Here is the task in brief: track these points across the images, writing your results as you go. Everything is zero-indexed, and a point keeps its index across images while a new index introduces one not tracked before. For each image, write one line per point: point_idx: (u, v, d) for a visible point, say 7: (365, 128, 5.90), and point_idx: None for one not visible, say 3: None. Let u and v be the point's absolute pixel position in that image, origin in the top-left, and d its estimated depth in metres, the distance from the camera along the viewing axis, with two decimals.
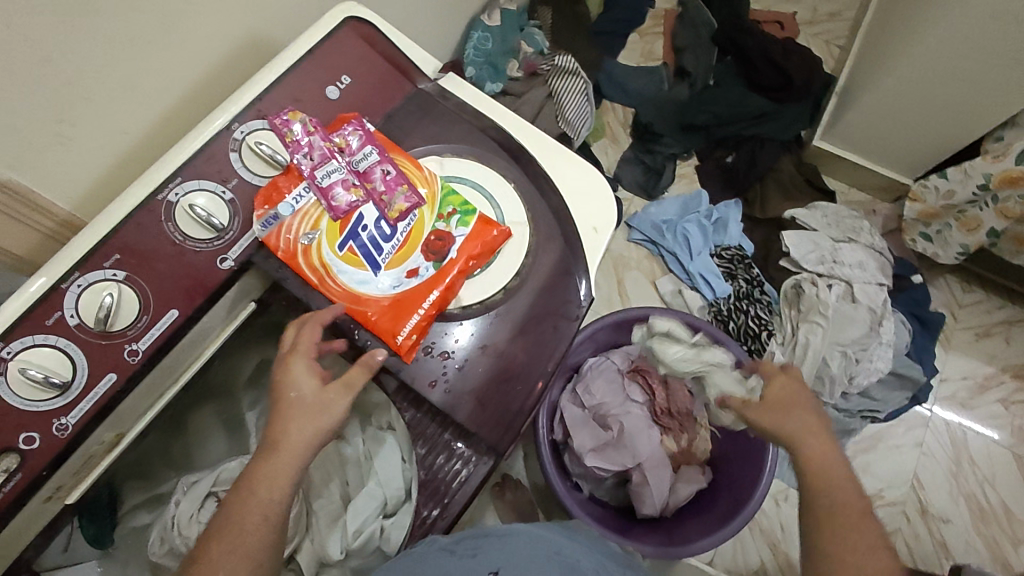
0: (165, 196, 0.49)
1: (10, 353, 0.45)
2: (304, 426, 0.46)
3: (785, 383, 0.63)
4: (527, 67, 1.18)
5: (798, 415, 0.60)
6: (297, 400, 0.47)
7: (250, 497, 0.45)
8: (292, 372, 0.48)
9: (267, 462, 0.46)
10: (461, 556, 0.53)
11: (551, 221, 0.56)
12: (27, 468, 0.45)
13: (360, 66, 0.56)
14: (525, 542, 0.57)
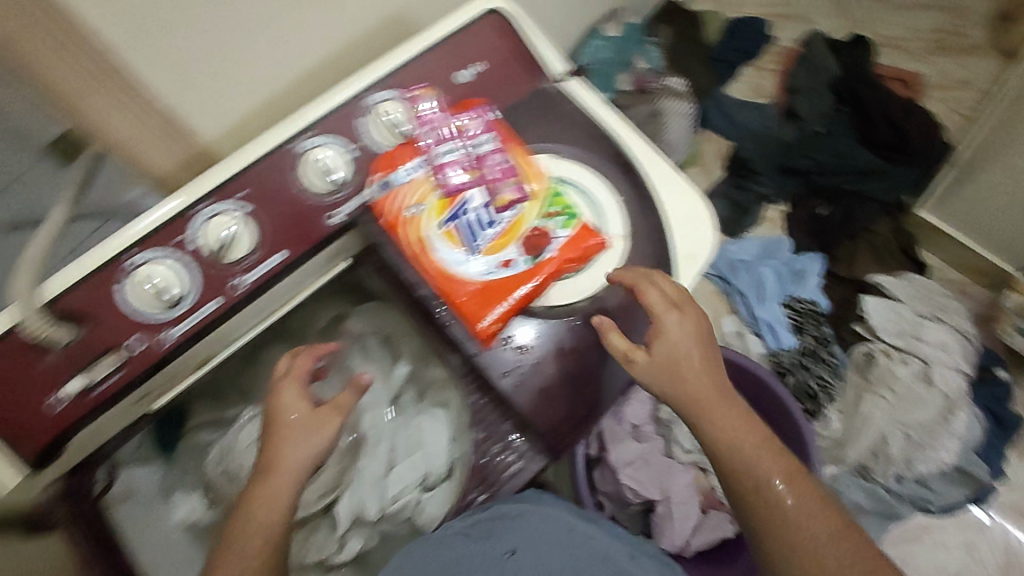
0: (295, 145, 0.52)
1: (135, 263, 0.48)
2: (298, 448, 0.51)
3: (678, 332, 0.50)
4: (638, 81, 1.17)
5: (690, 374, 0.50)
6: (290, 423, 0.52)
7: (251, 517, 0.49)
8: (282, 397, 0.53)
9: (266, 485, 0.50)
10: (476, 539, 0.54)
11: (651, 240, 0.56)
12: (128, 369, 0.49)
13: (494, 56, 0.57)
14: (539, 521, 0.56)
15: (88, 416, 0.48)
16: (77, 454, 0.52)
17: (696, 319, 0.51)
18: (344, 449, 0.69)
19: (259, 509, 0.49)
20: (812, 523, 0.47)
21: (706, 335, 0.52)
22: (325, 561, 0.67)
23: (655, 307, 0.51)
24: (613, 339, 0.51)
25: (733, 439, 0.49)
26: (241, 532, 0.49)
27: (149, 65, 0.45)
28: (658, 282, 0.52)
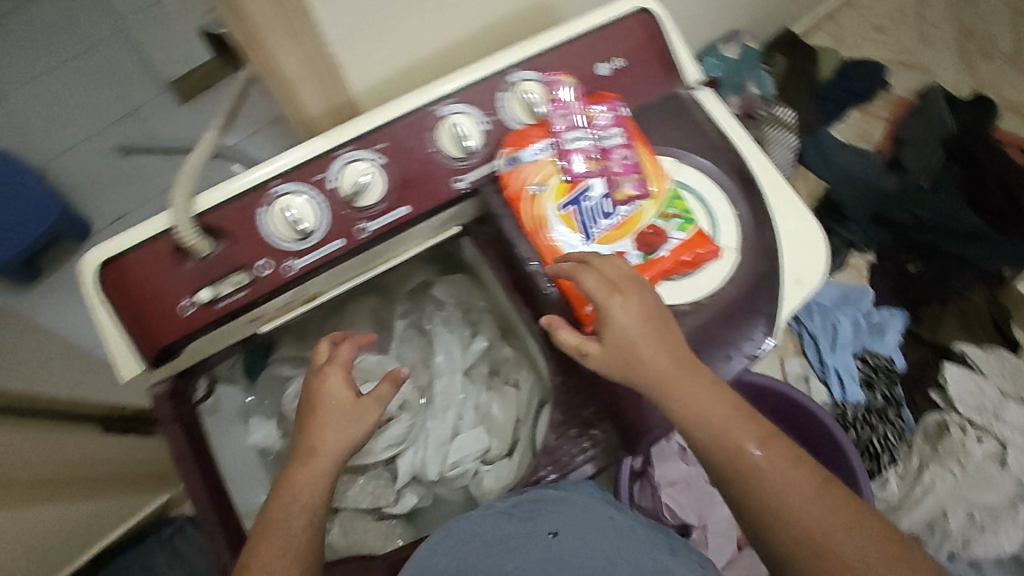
0: (437, 109, 0.54)
1: (278, 192, 0.52)
2: (340, 432, 0.54)
3: (625, 313, 0.48)
4: (745, 106, 1.14)
5: (648, 355, 0.48)
6: (334, 406, 0.55)
7: (294, 495, 0.51)
8: (325, 383, 0.56)
9: (308, 466, 0.52)
10: (520, 519, 0.52)
11: (762, 261, 0.55)
12: (253, 288, 0.52)
13: (636, 54, 0.58)
14: (585, 505, 0.54)
15: (211, 324, 0.52)
16: (188, 360, 0.56)
17: (642, 297, 0.49)
18: (416, 407, 0.71)
19: (303, 490, 0.51)
20: (795, 488, 0.45)
21: (657, 310, 0.49)
22: (380, 509, 0.69)
23: (596, 294, 0.49)
24: (563, 336, 0.51)
25: (705, 414, 0.47)
26: (279, 512, 0.50)
27: (334, 15, 0.48)
28: (595, 266, 0.50)
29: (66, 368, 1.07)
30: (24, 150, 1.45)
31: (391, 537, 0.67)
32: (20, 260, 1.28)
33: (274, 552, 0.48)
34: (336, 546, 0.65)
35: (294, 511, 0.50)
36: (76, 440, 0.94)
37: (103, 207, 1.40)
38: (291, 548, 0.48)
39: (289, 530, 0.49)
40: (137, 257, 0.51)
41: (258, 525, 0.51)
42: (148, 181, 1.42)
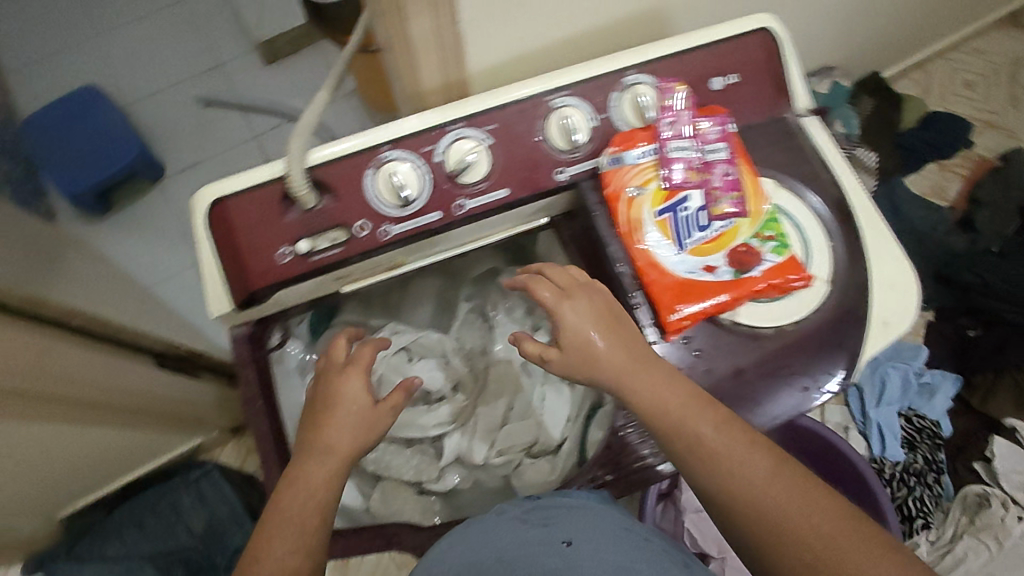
0: (551, 99, 0.55)
1: (386, 158, 0.53)
2: (355, 435, 0.54)
3: (577, 315, 0.51)
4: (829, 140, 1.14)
5: (605, 355, 0.49)
6: (354, 408, 0.55)
7: (304, 491, 0.51)
8: (346, 385, 0.56)
9: (322, 464, 0.52)
10: (534, 525, 0.53)
11: (851, 297, 0.55)
12: (347, 247, 0.53)
13: (753, 72, 0.58)
14: (597, 514, 0.54)
15: (304, 275, 0.53)
16: (273, 306, 0.58)
17: (591, 299, 0.52)
18: (471, 389, 0.73)
19: (319, 488, 0.51)
20: (746, 471, 0.44)
21: (609, 310, 0.51)
22: (421, 483, 0.70)
23: (548, 300, 0.52)
24: (528, 346, 0.53)
25: (680, 420, 0.47)
26: (290, 509, 0.50)
27: None
28: (547, 275, 0.54)
29: (116, 297, 1.02)
30: (111, 87, 1.50)
31: (427, 515, 0.68)
32: (94, 191, 1.32)
33: (289, 548, 0.48)
34: (377, 513, 0.66)
35: (306, 509, 0.50)
36: (124, 369, 0.89)
37: (177, 153, 1.44)
38: (305, 545, 0.49)
39: (303, 528, 0.49)
40: (244, 199, 0.53)
41: (265, 516, 0.50)
42: (222, 135, 1.46)
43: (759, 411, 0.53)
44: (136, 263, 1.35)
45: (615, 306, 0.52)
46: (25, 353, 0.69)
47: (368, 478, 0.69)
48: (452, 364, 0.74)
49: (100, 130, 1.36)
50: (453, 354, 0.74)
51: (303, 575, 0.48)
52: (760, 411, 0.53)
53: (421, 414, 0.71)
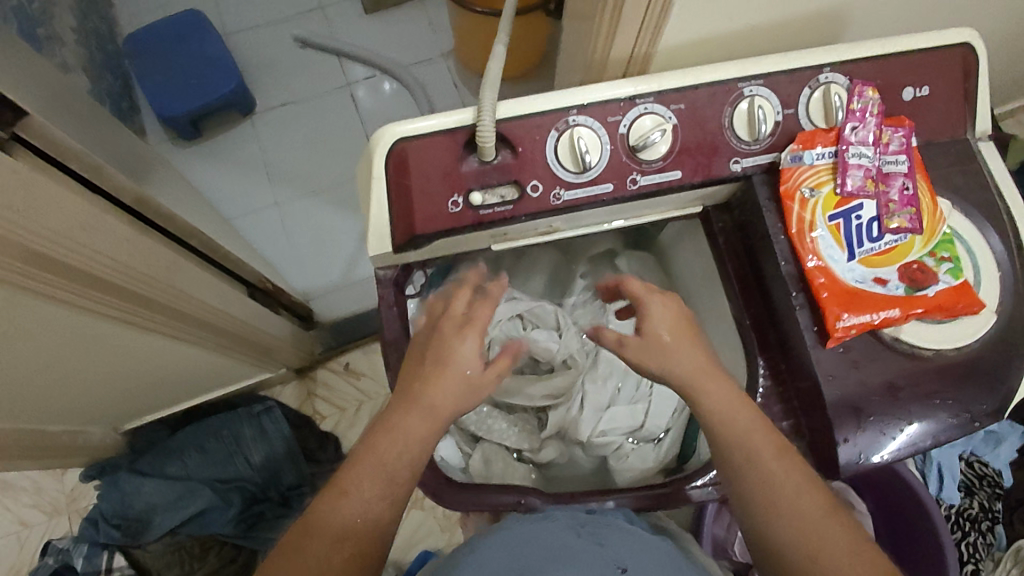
0: (742, 86, 0.54)
1: (571, 123, 0.53)
2: (451, 397, 0.50)
3: (662, 310, 0.53)
4: None
5: (680, 351, 0.51)
6: (463, 374, 0.51)
7: (392, 435, 0.49)
8: (460, 346, 0.52)
9: (420, 421, 0.50)
10: (586, 538, 0.50)
11: (1011, 331, 0.54)
12: (517, 206, 0.53)
13: (943, 89, 0.57)
14: (649, 547, 0.51)
15: (469, 227, 0.53)
16: (426, 255, 0.58)
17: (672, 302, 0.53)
18: (581, 364, 0.72)
19: (414, 441, 0.49)
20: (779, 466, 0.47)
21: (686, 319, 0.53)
22: (521, 450, 0.71)
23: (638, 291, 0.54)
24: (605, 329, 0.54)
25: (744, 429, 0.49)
26: (386, 455, 0.48)
27: None
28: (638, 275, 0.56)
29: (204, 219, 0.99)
30: (210, 13, 1.47)
31: (525, 479, 0.69)
32: (187, 118, 1.33)
33: (374, 495, 0.47)
34: (476, 474, 0.67)
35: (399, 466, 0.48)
36: (215, 289, 0.87)
37: (270, 91, 1.43)
38: (391, 492, 0.48)
39: (393, 478, 0.48)
40: (424, 143, 0.52)
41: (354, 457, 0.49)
42: (317, 78, 1.44)
43: (890, 443, 0.52)
44: (218, 194, 1.36)
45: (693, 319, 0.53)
46: (148, 262, 0.70)
47: (468, 438, 0.70)
48: (565, 338, 0.72)
49: (201, 58, 1.35)
50: (566, 327, 0.72)
51: (383, 520, 0.47)
52: (901, 432, 0.52)
53: (528, 384, 0.71)
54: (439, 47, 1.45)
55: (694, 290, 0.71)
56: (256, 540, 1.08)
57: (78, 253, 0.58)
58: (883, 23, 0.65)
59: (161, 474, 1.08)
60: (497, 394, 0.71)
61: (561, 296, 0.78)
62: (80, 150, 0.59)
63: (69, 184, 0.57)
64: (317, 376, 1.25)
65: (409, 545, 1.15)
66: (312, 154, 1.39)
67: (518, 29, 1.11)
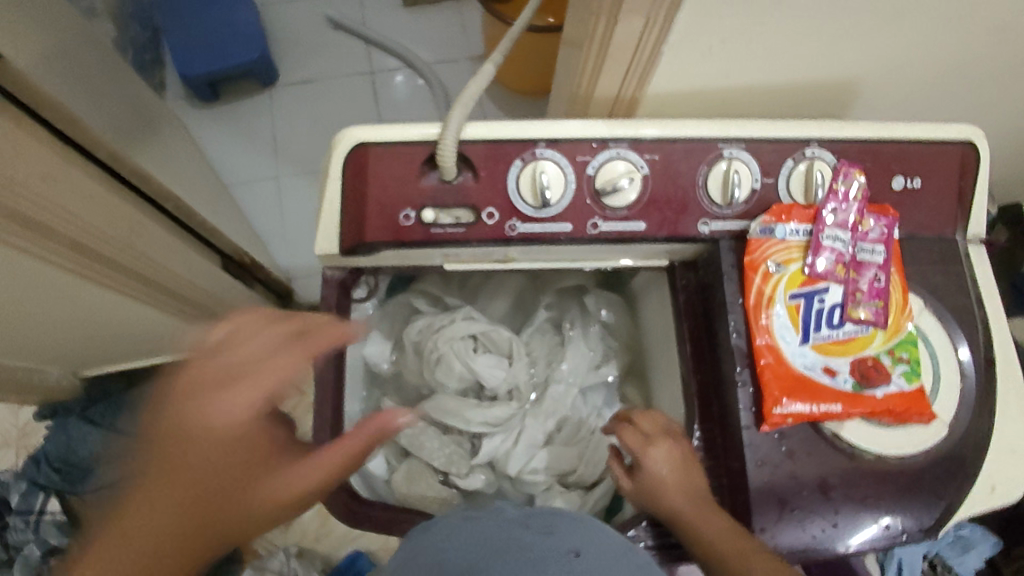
0: (722, 147, 0.53)
1: (539, 156, 0.51)
2: (209, 449, 0.55)
3: (659, 457, 0.51)
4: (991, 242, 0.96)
5: (669, 493, 0.50)
6: (219, 428, 0.56)
7: (149, 498, 0.52)
8: (211, 405, 0.56)
9: (177, 477, 0.53)
10: (534, 531, 0.40)
11: (962, 450, 0.51)
12: (470, 229, 0.52)
13: (935, 184, 0.54)
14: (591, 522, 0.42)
15: (417, 243, 0.52)
16: (373, 262, 0.56)
17: (670, 446, 0.52)
18: (524, 399, 0.71)
19: (185, 495, 0.53)
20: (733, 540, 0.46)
21: (686, 458, 0.51)
22: (447, 473, 0.69)
23: (632, 443, 0.53)
24: (611, 465, 0.55)
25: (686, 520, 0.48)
26: (145, 525, 0.51)
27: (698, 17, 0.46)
28: (635, 422, 0.54)
29: (194, 185, 0.99)
30: None
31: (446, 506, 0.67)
32: (206, 80, 1.33)
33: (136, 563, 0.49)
34: (395, 490, 0.67)
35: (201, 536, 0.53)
36: (181, 253, 0.86)
37: (294, 66, 1.43)
38: (155, 553, 0.50)
39: (159, 543, 0.51)
40: (387, 152, 0.51)
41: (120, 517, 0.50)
42: (341, 61, 1.43)
43: (810, 542, 0.49)
44: (224, 158, 1.37)
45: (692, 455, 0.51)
46: (110, 220, 0.69)
47: (397, 451, 0.70)
48: (514, 367, 0.70)
49: (230, 22, 1.34)
50: (518, 356, 0.71)
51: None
52: (823, 533, 0.49)
53: (468, 408, 0.69)
54: (468, 50, 1.44)
55: (654, 344, 0.69)
56: None
57: (35, 203, 0.57)
58: (891, 104, 0.62)
59: (109, 426, 1.07)
60: (435, 412, 0.69)
61: (522, 323, 0.76)
62: (57, 101, 0.59)
63: (34, 133, 0.56)
64: None
65: (342, 542, 1.15)
66: (323, 135, 1.39)
67: (510, 52, 1.12)
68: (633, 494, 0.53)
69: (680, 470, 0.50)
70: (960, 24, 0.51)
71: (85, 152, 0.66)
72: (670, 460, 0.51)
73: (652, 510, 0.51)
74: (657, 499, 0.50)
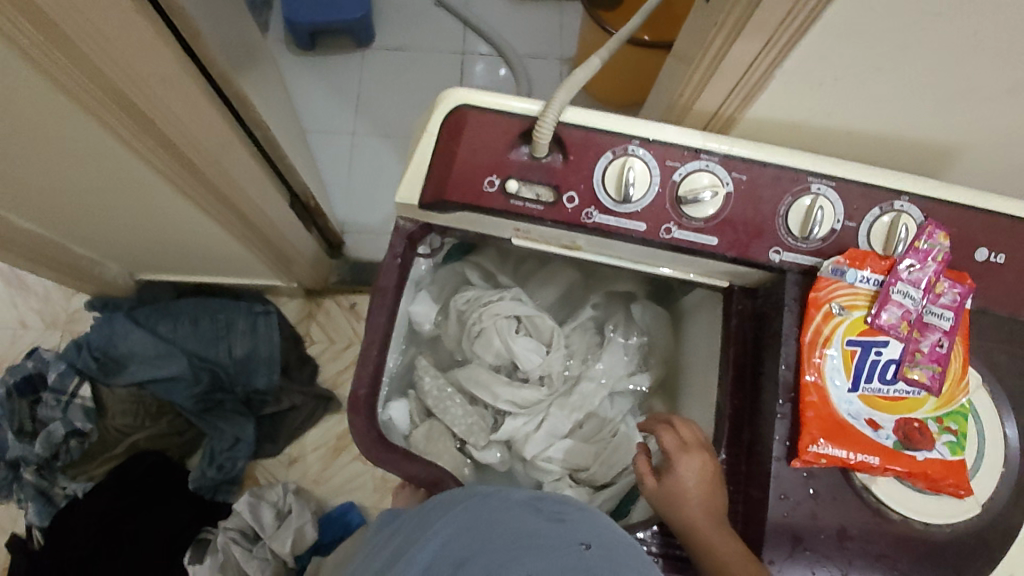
0: (811, 181, 0.53)
1: (629, 153, 0.52)
2: None
3: (691, 468, 0.52)
4: None
5: (690, 504, 0.51)
6: None
7: None
8: None
9: None
10: (546, 517, 0.38)
11: (989, 534, 0.50)
12: (548, 209, 0.53)
13: (1017, 264, 0.54)
14: (598, 513, 0.41)
15: (494, 210, 0.53)
16: (444, 221, 0.58)
17: (704, 462, 0.52)
18: (555, 388, 0.72)
19: None
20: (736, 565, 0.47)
21: (715, 478, 0.52)
22: (464, 442, 0.72)
23: (670, 447, 0.54)
24: (637, 460, 0.55)
25: (698, 532, 0.49)
26: None
27: (818, 48, 0.46)
28: (676, 428, 0.56)
29: (278, 119, 1.02)
30: None
31: (457, 472, 0.69)
32: (307, 28, 1.38)
33: None
34: (414, 444, 0.68)
35: None
36: (255, 179, 0.89)
37: (391, 31, 1.47)
38: None
39: None
40: (485, 118, 0.53)
41: None
42: (437, 35, 1.47)
43: None
44: (306, 104, 1.41)
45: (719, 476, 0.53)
46: (205, 131, 0.73)
47: (422, 410, 0.72)
48: (550, 355, 0.71)
49: None
50: (557, 346, 0.72)
51: None
52: None
53: (499, 384, 0.71)
54: (559, 51, 1.46)
55: (691, 363, 0.69)
56: (206, 423, 1.12)
57: (149, 100, 0.61)
58: (986, 178, 0.61)
59: (151, 329, 1.12)
60: (466, 381, 0.72)
61: (566, 317, 0.78)
62: (187, 13, 0.62)
63: (164, 34, 0.60)
64: (322, 303, 1.28)
65: (338, 492, 1.17)
66: (403, 103, 1.42)
67: (602, 68, 1.15)
68: (653, 496, 0.54)
69: (707, 487, 0.52)
70: None
71: (199, 66, 0.70)
72: (701, 475, 0.52)
73: (667, 515, 0.52)
74: (676, 506, 0.51)
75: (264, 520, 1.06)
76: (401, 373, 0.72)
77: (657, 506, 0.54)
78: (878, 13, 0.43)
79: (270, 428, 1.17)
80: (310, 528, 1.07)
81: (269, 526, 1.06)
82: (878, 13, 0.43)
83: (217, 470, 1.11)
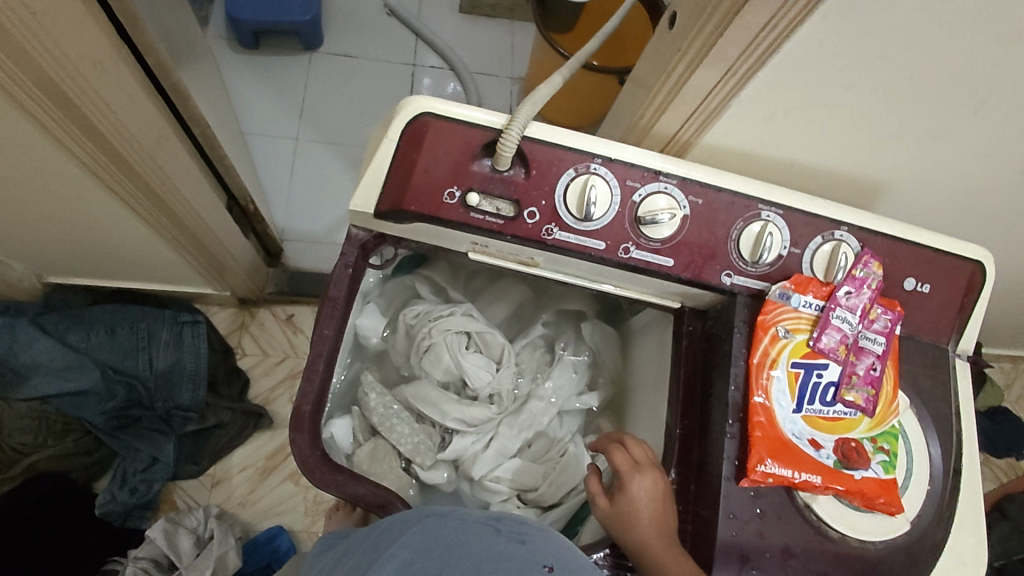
0: (761, 208, 0.55)
1: (590, 171, 0.53)
2: None
3: (643, 488, 0.53)
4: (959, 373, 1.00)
5: (641, 524, 0.52)
6: None
7: None
8: None
9: None
10: (506, 538, 0.37)
11: (916, 549, 0.53)
12: (508, 224, 0.53)
13: (939, 293, 0.58)
14: (554, 533, 0.40)
15: (454, 223, 0.52)
16: (400, 232, 0.56)
17: (655, 482, 0.53)
18: (504, 406, 0.71)
19: None
20: None
21: (665, 498, 0.53)
22: (410, 461, 0.69)
23: (621, 468, 0.55)
24: (589, 482, 0.57)
25: (648, 552, 0.50)
26: None
27: (773, 80, 0.48)
28: (627, 447, 0.57)
29: (217, 117, 0.97)
30: None
31: (402, 492, 0.66)
32: (252, 26, 1.32)
33: None
34: (358, 465, 0.66)
35: None
36: (190, 178, 0.84)
37: (341, 38, 1.44)
38: None
39: None
40: (449, 128, 0.52)
41: None
42: (388, 45, 1.45)
43: None
44: (246, 106, 1.35)
45: (669, 496, 0.53)
46: (139, 122, 0.68)
47: (367, 428, 0.69)
48: (501, 373, 0.71)
49: None
50: (507, 363, 0.71)
51: None
52: None
53: (447, 402, 0.69)
54: (511, 69, 1.47)
55: (640, 382, 0.70)
56: (119, 443, 1.03)
57: (76, 85, 0.56)
58: (909, 214, 0.66)
59: (59, 338, 1.02)
60: (413, 398, 0.70)
61: (516, 333, 0.77)
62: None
63: (97, 16, 0.55)
64: (256, 314, 1.22)
65: (264, 516, 1.10)
66: (351, 111, 1.38)
67: (562, 87, 1.15)
68: (604, 516, 0.54)
69: (658, 506, 0.52)
70: (990, 154, 0.55)
71: (135, 53, 0.65)
72: (653, 495, 0.53)
73: (619, 535, 0.53)
74: (628, 526, 0.52)
75: (181, 548, 0.98)
76: (344, 390, 0.69)
77: (609, 526, 0.54)
78: (829, 51, 0.45)
79: (192, 447, 1.08)
80: (234, 555, 1.00)
81: (186, 555, 0.98)
82: (829, 51, 0.45)
83: (130, 494, 1.02)
